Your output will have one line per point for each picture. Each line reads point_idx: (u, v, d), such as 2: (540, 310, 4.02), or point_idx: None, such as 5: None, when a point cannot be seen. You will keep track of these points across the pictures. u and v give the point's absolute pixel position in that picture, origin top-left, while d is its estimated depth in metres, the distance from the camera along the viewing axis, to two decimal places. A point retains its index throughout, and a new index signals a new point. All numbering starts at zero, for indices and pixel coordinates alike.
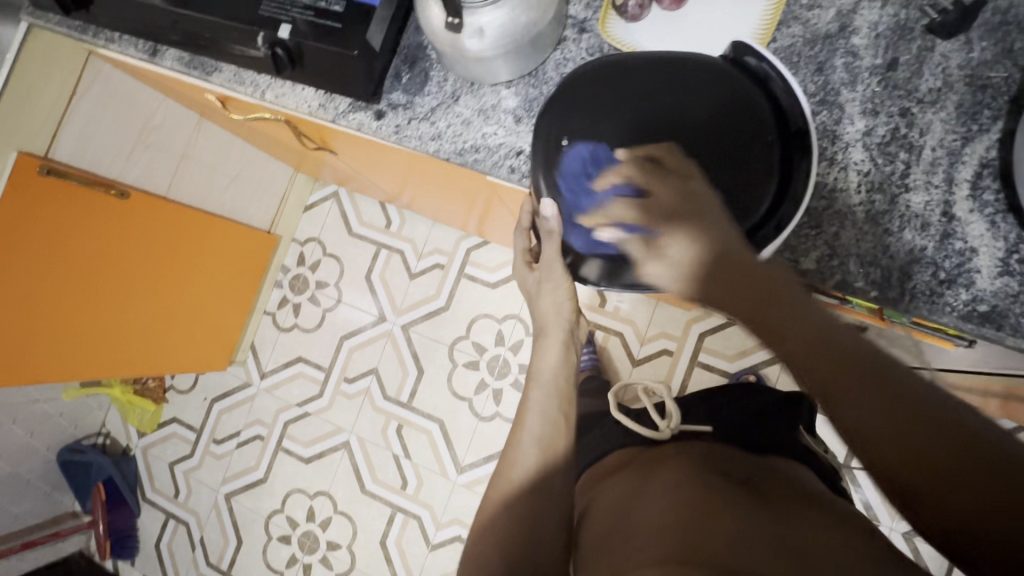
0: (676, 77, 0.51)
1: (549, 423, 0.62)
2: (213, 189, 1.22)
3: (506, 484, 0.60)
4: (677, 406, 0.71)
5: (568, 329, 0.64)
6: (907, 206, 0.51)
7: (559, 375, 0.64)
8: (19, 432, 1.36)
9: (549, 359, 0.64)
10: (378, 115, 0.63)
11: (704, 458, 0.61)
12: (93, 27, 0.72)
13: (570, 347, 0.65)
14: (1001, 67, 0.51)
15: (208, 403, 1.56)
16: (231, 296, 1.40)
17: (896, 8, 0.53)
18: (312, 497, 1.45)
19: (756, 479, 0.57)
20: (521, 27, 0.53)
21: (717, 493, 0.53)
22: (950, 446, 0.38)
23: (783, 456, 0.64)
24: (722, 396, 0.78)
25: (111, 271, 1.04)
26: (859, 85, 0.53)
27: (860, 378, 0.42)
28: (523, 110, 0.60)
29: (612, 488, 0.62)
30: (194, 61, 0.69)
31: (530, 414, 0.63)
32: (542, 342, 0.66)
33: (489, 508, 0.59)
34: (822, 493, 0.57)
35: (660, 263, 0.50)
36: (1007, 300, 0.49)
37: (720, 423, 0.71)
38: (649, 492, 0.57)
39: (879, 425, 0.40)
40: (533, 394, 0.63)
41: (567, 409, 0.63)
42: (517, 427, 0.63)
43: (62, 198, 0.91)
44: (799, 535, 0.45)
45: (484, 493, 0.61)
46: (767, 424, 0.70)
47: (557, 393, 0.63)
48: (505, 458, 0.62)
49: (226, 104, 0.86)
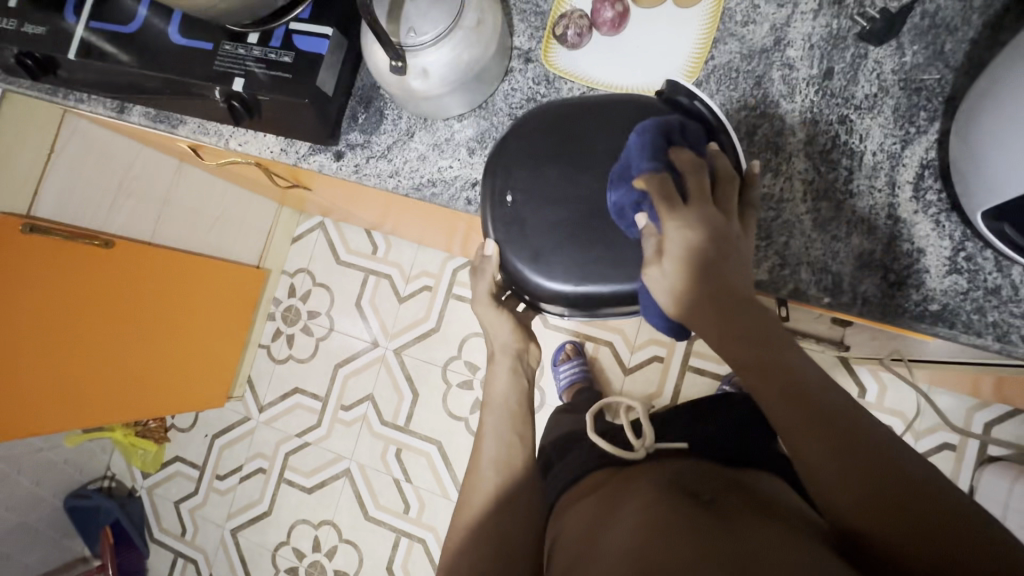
0: (613, 121, 0.54)
1: (504, 445, 0.67)
2: (198, 229, 1.25)
3: (472, 509, 0.64)
4: (651, 425, 0.71)
5: (516, 355, 0.71)
6: (853, 210, 0.52)
7: (510, 400, 0.70)
8: (25, 481, 1.37)
9: (499, 384, 0.70)
10: (337, 155, 0.65)
11: (674, 478, 0.61)
12: (63, 89, 0.75)
13: (518, 371, 0.71)
14: (934, 68, 0.52)
15: (209, 439, 1.57)
16: (224, 333, 1.42)
17: (828, 19, 0.54)
18: (317, 527, 1.45)
19: (723, 496, 0.57)
20: (465, 65, 0.54)
21: (679, 512, 0.53)
22: (900, 490, 0.40)
23: (759, 469, 0.65)
24: (704, 410, 0.80)
25: (101, 320, 1.05)
26: (797, 95, 0.54)
27: (831, 434, 0.42)
28: (476, 142, 0.62)
29: (581, 513, 0.62)
30: (160, 116, 0.72)
31: (487, 437, 0.68)
32: (494, 367, 0.71)
33: (457, 533, 0.63)
34: (800, 504, 0.57)
35: (662, 267, 0.46)
36: (957, 297, 0.49)
37: (694, 438, 0.72)
38: (619, 512, 0.57)
39: (845, 483, 0.41)
40: (488, 419, 0.69)
41: (523, 433, 0.68)
42: (475, 452, 0.68)
43: (47, 252, 0.93)
44: (737, 540, 0.48)
45: (452, 520, 0.65)
46: (744, 435, 0.71)
47: (509, 416, 0.68)
48: (468, 482, 0.66)
49: (199, 151, 0.88)
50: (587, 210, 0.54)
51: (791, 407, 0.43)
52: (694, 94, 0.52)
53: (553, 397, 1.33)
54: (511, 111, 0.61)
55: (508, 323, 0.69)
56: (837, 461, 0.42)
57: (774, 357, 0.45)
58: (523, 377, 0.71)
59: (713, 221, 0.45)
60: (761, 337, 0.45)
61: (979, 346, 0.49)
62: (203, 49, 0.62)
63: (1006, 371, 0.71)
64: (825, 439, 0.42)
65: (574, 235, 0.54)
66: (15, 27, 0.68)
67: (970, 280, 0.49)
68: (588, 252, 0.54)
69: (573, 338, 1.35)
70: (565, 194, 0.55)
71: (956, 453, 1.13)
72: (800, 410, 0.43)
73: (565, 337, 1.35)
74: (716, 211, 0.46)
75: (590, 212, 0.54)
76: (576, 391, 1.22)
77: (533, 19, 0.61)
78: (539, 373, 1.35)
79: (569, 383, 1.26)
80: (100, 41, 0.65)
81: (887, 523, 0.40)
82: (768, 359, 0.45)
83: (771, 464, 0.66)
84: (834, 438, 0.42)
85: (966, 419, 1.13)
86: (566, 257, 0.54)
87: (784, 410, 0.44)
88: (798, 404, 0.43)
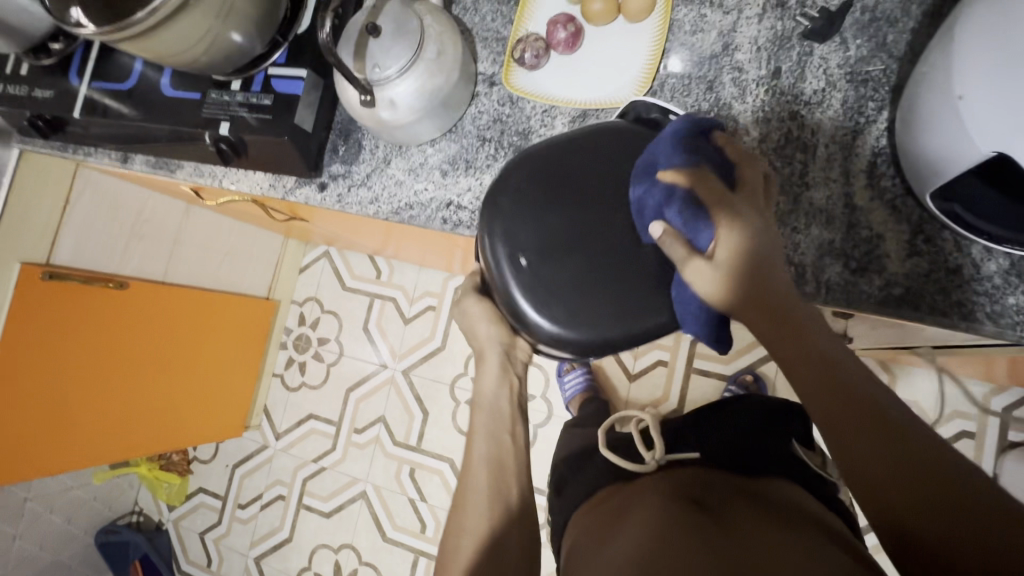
0: (580, 139, 0.55)
1: (496, 445, 0.63)
2: (207, 266, 1.31)
3: (476, 514, 0.58)
4: (661, 434, 0.67)
5: (503, 351, 0.65)
6: (810, 202, 0.53)
7: (501, 400, 0.65)
8: (56, 519, 1.43)
9: (487, 383, 0.65)
10: (321, 186, 0.69)
11: (678, 483, 0.59)
12: (72, 144, 0.81)
13: (508, 369, 0.65)
14: (878, 60, 0.53)
15: (230, 469, 1.61)
16: (239, 364, 1.47)
17: (772, 21, 0.56)
18: (337, 551, 1.47)
19: (730, 502, 0.54)
20: (430, 93, 0.58)
21: (679, 521, 0.50)
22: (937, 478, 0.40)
23: (778, 476, 0.60)
24: (718, 411, 0.73)
25: (118, 357, 1.10)
26: (748, 97, 0.56)
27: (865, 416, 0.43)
28: (448, 165, 0.65)
29: (589, 525, 0.59)
30: (159, 162, 0.78)
31: (478, 438, 0.64)
32: (481, 364, 0.66)
33: (468, 539, 0.57)
34: (816, 512, 0.54)
35: (709, 266, 0.46)
36: (920, 280, 0.50)
37: (708, 446, 0.66)
38: (619, 526, 0.54)
39: (876, 465, 0.42)
40: (478, 418, 0.64)
41: (513, 433, 0.65)
42: (467, 456, 0.63)
43: (63, 298, 0.98)
44: (735, 550, 0.45)
45: (448, 522, 0.60)
46: (754, 442, 0.65)
47: (497, 415, 0.64)
48: (461, 483, 0.62)
49: (201, 193, 0.94)
50: (575, 237, 0.54)
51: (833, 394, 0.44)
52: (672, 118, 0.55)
53: (561, 408, 1.33)
54: (479, 133, 0.64)
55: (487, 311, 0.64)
56: (869, 442, 0.42)
57: (810, 340, 0.46)
58: (512, 374, 0.66)
59: (759, 218, 0.46)
60: (796, 321, 0.46)
61: (946, 326, 0.50)
62: (192, 98, 0.67)
63: (1002, 353, 0.69)
64: (863, 425, 0.43)
65: (580, 277, 0.54)
66: (26, 92, 0.74)
67: (933, 262, 0.50)
68: (583, 285, 0.54)
69: None
70: (552, 229, 0.55)
71: (976, 442, 1.09)
72: (830, 385, 0.44)
73: None
74: (761, 207, 0.47)
75: (576, 239, 0.54)
76: (581, 401, 1.22)
77: (495, 45, 0.65)
78: (546, 385, 1.36)
79: (576, 393, 1.26)
80: (101, 98, 0.71)
81: (916, 501, 0.40)
82: (805, 342, 0.45)
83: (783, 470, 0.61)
84: (868, 420, 0.43)
85: (983, 405, 1.09)
86: (574, 294, 0.53)
87: (824, 397, 0.44)
88: (831, 380, 0.44)
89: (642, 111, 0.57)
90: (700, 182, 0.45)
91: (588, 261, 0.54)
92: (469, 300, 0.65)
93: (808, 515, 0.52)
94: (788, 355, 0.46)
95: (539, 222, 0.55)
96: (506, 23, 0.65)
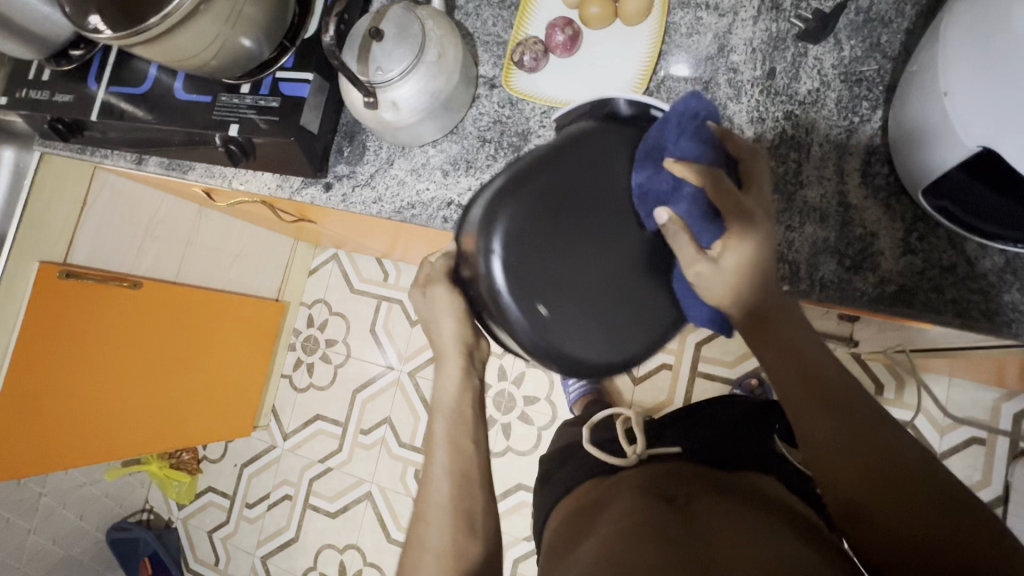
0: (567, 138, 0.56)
1: (460, 453, 0.60)
2: (219, 268, 1.34)
3: (438, 530, 0.56)
4: (643, 429, 0.68)
5: (464, 353, 0.60)
6: (804, 201, 0.54)
7: (464, 402, 0.61)
8: (69, 515, 1.46)
9: (448, 386, 0.61)
10: (326, 186, 0.71)
11: (652, 480, 0.59)
12: (90, 147, 0.84)
13: (470, 370, 0.61)
14: (872, 60, 0.54)
15: (238, 468, 1.63)
16: (249, 364, 1.49)
17: (766, 23, 0.57)
18: (342, 551, 1.48)
19: (700, 497, 0.54)
20: (431, 95, 0.59)
21: (651, 518, 0.51)
22: (895, 463, 0.44)
23: (750, 470, 0.60)
24: (703, 411, 0.73)
25: (130, 355, 1.13)
26: (743, 97, 0.57)
27: (838, 416, 0.45)
28: (449, 165, 0.66)
29: (566, 522, 0.60)
30: (173, 164, 0.80)
31: (440, 446, 0.60)
32: (442, 367, 0.61)
33: (431, 557, 0.55)
34: (788, 504, 0.54)
35: (712, 267, 0.46)
36: (914, 277, 0.50)
37: (691, 441, 0.66)
38: (594, 523, 0.55)
39: (844, 463, 0.44)
40: (437, 425, 0.61)
41: (475, 436, 0.61)
42: (427, 462, 0.60)
43: (80, 296, 1.01)
44: (707, 546, 0.45)
45: (406, 538, 0.59)
46: (735, 439, 0.65)
47: (461, 421, 0.61)
48: (419, 494, 0.60)
49: (213, 195, 0.96)
50: (564, 230, 0.51)
51: (808, 390, 0.46)
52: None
53: (565, 411, 1.33)
54: (479, 134, 0.66)
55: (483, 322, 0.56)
56: (839, 441, 0.45)
57: (793, 345, 0.47)
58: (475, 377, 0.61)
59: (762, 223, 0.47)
60: (779, 326, 0.48)
61: (941, 323, 0.50)
62: (203, 101, 0.69)
63: (1006, 354, 0.69)
64: (834, 418, 0.45)
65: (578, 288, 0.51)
66: (47, 97, 0.77)
67: (926, 260, 0.50)
68: (573, 283, 0.51)
69: None
70: (550, 236, 0.50)
71: (987, 448, 1.07)
72: (806, 383, 0.47)
73: None
74: (764, 210, 0.47)
75: (568, 238, 0.51)
76: (585, 403, 1.22)
77: (496, 49, 0.66)
78: (550, 388, 1.36)
79: (580, 396, 1.26)
80: (117, 102, 0.74)
81: (876, 489, 0.43)
82: (787, 347, 0.47)
83: (763, 465, 0.61)
84: (839, 419, 0.45)
85: (994, 411, 1.07)
86: (564, 299, 0.50)
87: (801, 393, 0.47)
88: (808, 379, 0.47)
89: (623, 110, 0.54)
90: (716, 179, 0.44)
91: (585, 267, 0.51)
92: (437, 287, 0.58)
93: (781, 508, 0.52)
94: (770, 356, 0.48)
95: (540, 236, 0.50)
96: (507, 28, 0.67)
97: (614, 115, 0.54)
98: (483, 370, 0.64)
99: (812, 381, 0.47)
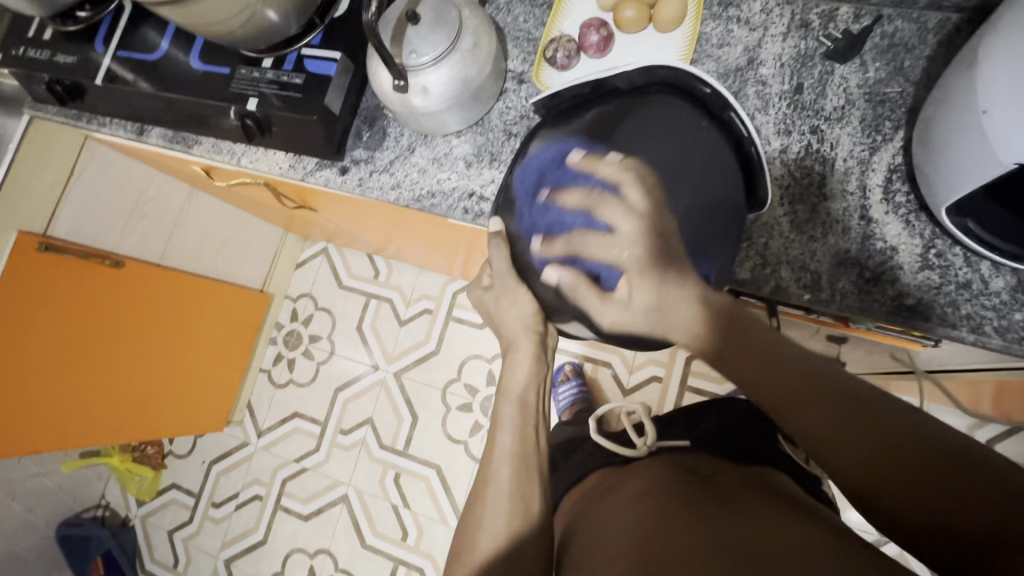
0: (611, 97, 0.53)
1: (522, 439, 0.58)
2: (206, 254, 1.29)
3: (495, 514, 0.55)
4: (654, 423, 0.68)
5: (538, 341, 0.60)
6: (828, 212, 0.55)
7: (529, 393, 0.60)
8: (17, 508, 1.36)
9: (520, 373, 0.59)
10: (343, 170, 0.69)
11: (675, 462, 0.61)
12: (86, 114, 0.80)
13: (541, 359, 0.60)
14: (895, 83, 0.56)
15: (206, 465, 1.56)
16: (226, 355, 1.43)
17: (796, 40, 0.59)
18: (312, 556, 1.42)
19: (720, 476, 0.57)
20: (462, 83, 0.59)
21: (676, 499, 0.51)
22: (904, 449, 0.39)
23: (764, 465, 0.60)
24: (702, 409, 0.74)
25: (103, 337, 1.07)
26: (770, 109, 0.58)
27: (820, 394, 0.43)
28: (473, 156, 0.66)
29: (586, 510, 0.58)
30: (177, 137, 0.76)
31: (503, 430, 0.59)
32: (513, 355, 0.60)
33: (490, 536, 0.54)
34: (797, 493, 0.56)
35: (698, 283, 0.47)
36: (931, 292, 0.52)
37: (698, 438, 0.67)
38: (612, 509, 0.54)
39: (841, 445, 0.41)
40: (504, 409, 0.59)
41: (538, 428, 0.60)
42: (489, 446, 0.59)
43: (56, 272, 0.95)
44: (747, 527, 0.45)
45: (460, 522, 0.57)
46: (747, 429, 0.67)
47: (522, 409, 0.59)
48: (480, 475, 0.58)
49: (211, 173, 0.92)
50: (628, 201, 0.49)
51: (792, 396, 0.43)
52: (728, 105, 0.52)
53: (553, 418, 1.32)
54: (506, 127, 0.65)
55: (532, 303, 0.57)
56: (839, 430, 0.41)
57: (756, 339, 0.46)
58: (545, 363, 0.61)
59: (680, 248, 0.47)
60: (745, 333, 0.46)
61: (954, 338, 0.52)
62: (221, 73, 0.67)
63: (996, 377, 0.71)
64: (829, 416, 0.42)
65: None
66: (47, 57, 0.73)
67: (943, 275, 0.52)
68: None
69: (573, 359, 1.36)
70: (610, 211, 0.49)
71: None
72: (788, 387, 0.44)
73: (564, 358, 1.36)
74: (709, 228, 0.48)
75: None
76: (575, 411, 1.22)
77: (526, 45, 0.67)
78: None
79: (569, 404, 1.26)
80: (125, 69, 0.70)
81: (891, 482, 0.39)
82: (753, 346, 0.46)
83: (773, 459, 0.62)
84: (819, 399, 0.42)
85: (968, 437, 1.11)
86: None
87: (788, 404, 0.43)
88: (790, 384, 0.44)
89: (624, 85, 0.53)
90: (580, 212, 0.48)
91: None
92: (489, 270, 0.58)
93: (792, 496, 0.53)
94: (748, 372, 0.45)
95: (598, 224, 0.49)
96: (539, 25, 0.67)
97: (615, 92, 0.54)
98: (550, 362, 0.63)
99: (794, 386, 0.44)
